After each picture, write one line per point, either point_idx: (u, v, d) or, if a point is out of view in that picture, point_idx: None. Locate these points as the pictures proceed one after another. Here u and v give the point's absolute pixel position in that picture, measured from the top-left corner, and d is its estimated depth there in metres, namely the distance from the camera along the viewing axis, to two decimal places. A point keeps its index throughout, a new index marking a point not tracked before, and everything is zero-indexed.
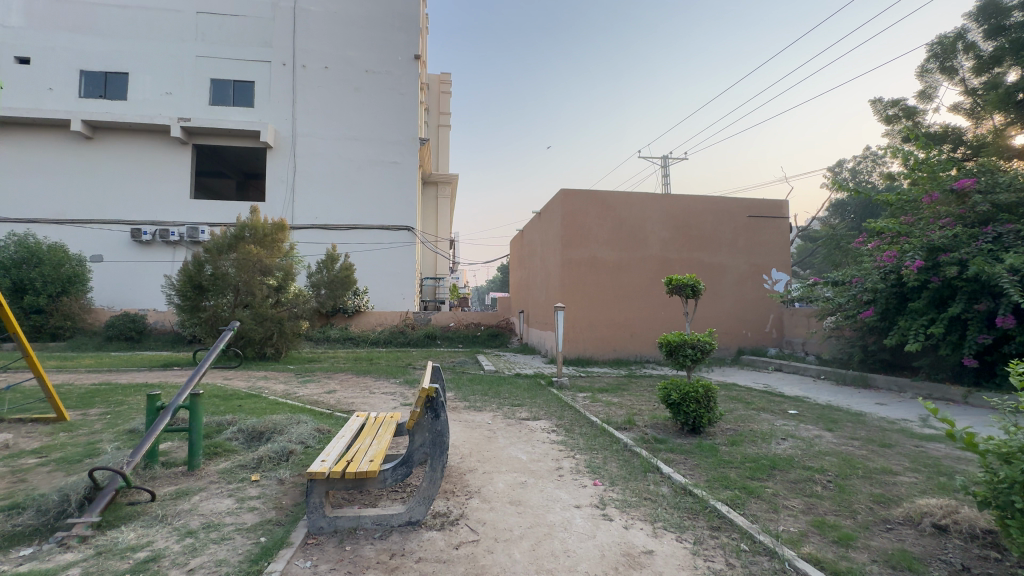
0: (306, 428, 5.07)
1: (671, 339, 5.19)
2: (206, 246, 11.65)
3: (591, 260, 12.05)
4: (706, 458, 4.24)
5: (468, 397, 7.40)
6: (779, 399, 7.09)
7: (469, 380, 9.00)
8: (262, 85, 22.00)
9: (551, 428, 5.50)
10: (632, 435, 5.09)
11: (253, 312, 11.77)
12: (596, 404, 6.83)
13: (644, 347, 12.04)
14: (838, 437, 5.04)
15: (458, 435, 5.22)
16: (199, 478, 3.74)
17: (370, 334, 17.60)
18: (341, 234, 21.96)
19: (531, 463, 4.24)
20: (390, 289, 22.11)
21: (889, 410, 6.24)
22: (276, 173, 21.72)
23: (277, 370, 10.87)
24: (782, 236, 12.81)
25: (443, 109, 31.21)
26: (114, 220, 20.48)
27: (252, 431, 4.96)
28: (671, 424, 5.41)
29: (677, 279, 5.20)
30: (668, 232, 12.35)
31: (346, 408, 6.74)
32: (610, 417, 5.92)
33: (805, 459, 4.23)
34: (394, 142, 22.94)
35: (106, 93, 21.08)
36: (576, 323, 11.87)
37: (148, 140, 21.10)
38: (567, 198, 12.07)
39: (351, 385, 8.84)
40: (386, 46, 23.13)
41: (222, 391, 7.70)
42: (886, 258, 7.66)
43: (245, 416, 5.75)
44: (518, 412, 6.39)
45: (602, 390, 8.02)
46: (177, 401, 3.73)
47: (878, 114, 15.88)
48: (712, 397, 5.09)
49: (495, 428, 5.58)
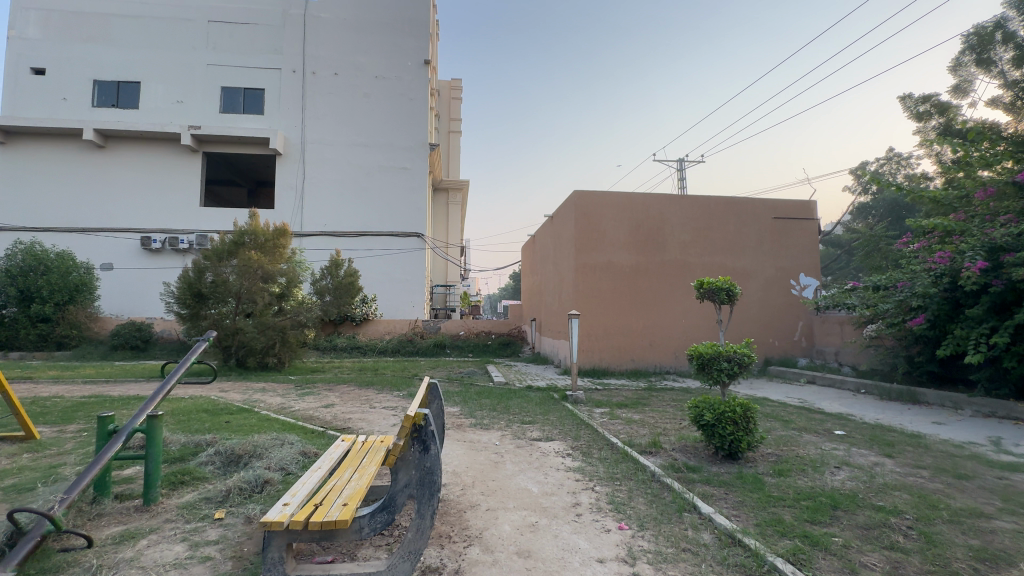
0: (290, 450, 4.51)
1: (703, 353, 4.54)
2: (206, 253, 11.24)
3: (606, 264, 11.43)
4: (751, 493, 3.57)
5: (474, 413, 6.77)
6: (821, 417, 6.36)
7: (477, 393, 8.42)
8: (272, 93, 21.91)
9: (565, 452, 4.86)
10: (659, 461, 4.43)
11: (255, 321, 11.45)
12: (615, 422, 6.16)
13: (664, 357, 11.33)
14: (901, 465, 4.33)
15: (460, 460, 4.60)
16: (154, 516, 3.19)
17: (377, 342, 17.12)
18: (350, 241, 21.64)
19: (543, 497, 3.61)
20: (399, 297, 21.69)
21: (950, 432, 5.49)
22: (285, 179, 21.53)
23: (277, 381, 10.41)
24: (810, 238, 12.04)
25: (454, 115, 30.98)
26: (124, 228, 20.47)
27: (230, 453, 4.42)
28: (703, 448, 4.75)
29: (709, 282, 4.57)
30: (688, 235, 11.68)
31: (340, 426, 6.15)
32: (632, 438, 5.28)
33: (871, 496, 3.53)
34: (404, 147, 22.64)
35: (119, 102, 21.15)
36: (591, 331, 11.22)
37: (158, 149, 21.10)
38: (581, 201, 11.50)
39: (351, 399, 8.30)
40: (395, 52, 22.94)
41: (213, 406, 7.19)
42: (938, 259, 6.93)
43: (229, 435, 5.22)
44: (529, 431, 5.75)
45: (621, 405, 7.35)
46: (132, 423, 3.20)
47: (908, 111, 15.07)
48: (752, 417, 4.41)
49: (503, 450, 4.95)
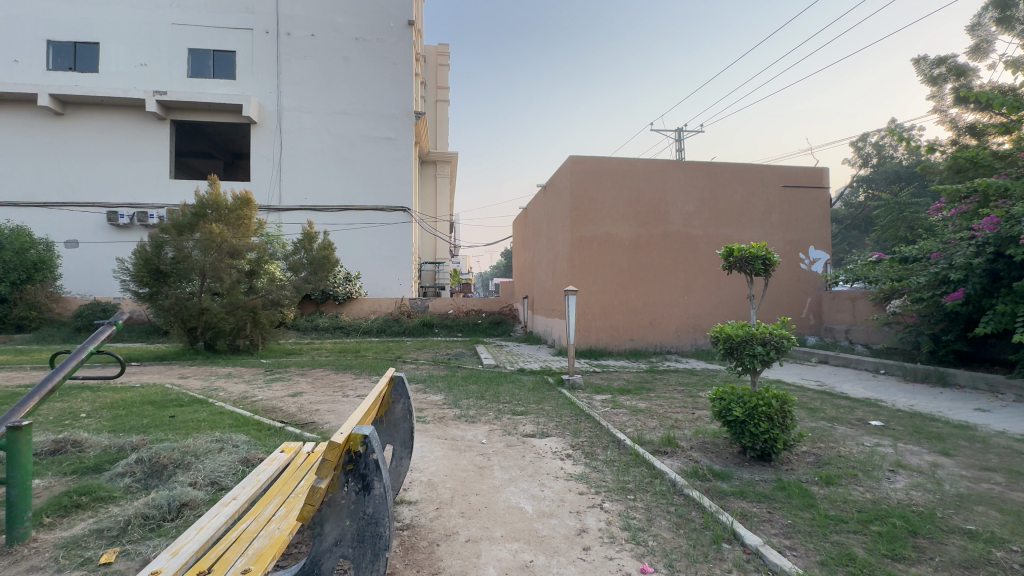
0: (229, 457, 3.68)
1: (732, 337, 3.75)
2: (165, 225, 10.15)
3: (604, 237, 10.57)
4: (802, 513, 2.83)
5: (459, 402, 5.96)
6: (849, 404, 5.66)
7: (464, 377, 7.67)
8: (243, 55, 20.32)
9: (564, 452, 4.08)
10: (677, 465, 3.67)
11: (223, 300, 10.51)
12: (618, 412, 5.42)
13: (665, 336, 10.61)
14: (966, 467, 3.62)
15: (438, 465, 3.80)
16: (14, 565, 2.36)
17: (362, 322, 16.27)
18: (332, 215, 20.52)
19: (540, 520, 2.85)
20: (385, 275, 20.75)
21: (1003, 422, 4.79)
22: (261, 149, 20.20)
23: (246, 365, 9.58)
24: (820, 209, 11.25)
25: (441, 83, 29.42)
26: (89, 202, 19.18)
27: (153, 462, 3.59)
28: (726, 447, 4.01)
29: (739, 249, 3.77)
30: (693, 206, 10.83)
31: (302, 420, 5.30)
32: (642, 433, 4.54)
33: (953, 515, 2.79)
34: (388, 115, 21.31)
35: (76, 65, 19.51)
36: (588, 309, 10.44)
37: (123, 117, 19.63)
38: (577, 167, 10.55)
39: (323, 385, 7.48)
40: (377, 12, 21.39)
41: (162, 397, 6.31)
42: (985, 226, 6.20)
43: (162, 435, 4.38)
44: (521, 424, 4.96)
45: (623, 390, 6.59)
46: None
47: (922, 75, 14.05)
48: (789, 411, 3.67)
49: (490, 451, 4.16)
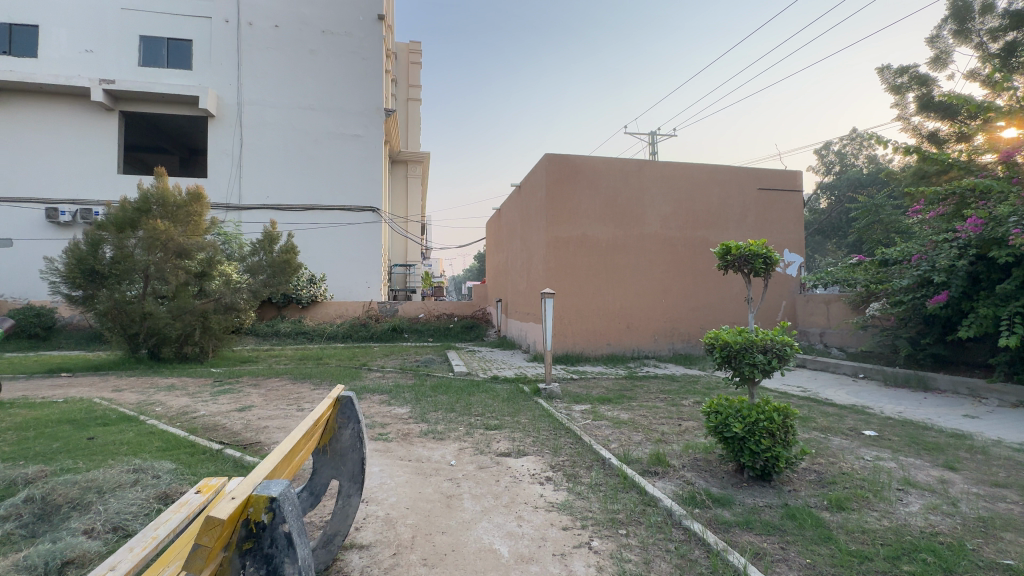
0: (143, 492, 3.05)
1: (729, 344, 3.36)
2: (102, 222, 9.20)
3: (581, 238, 10.22)
4: (821, 550, 2.44)
5: (427, 416, 5.41)
6: (837, 412, 5.43)
7: (434, 387, 7.11)
8: (201, 45, 19.20)
9: (544, 475, 3.61)
10: (671, 490, 3.27)
11: (170, 304, 9.64)
12: (600, 425, 5.01)
13: (643, 340, 10.32)
14: (977, 484, 3.34)
15: (399, 496, 3.27)
16: None
17: (326, 327, 15.45)
18: (296, 215, 19.56)
19: (518, 567, 2.37)
20: (353, 278, 19.92)
21: (994, 430, 4.63)
22: (219, 145, 19.11)
23: (194, 375, 8.76)
24: (795, 212, 11.19)
25: (413, 81, 28.76)
26: (26, 198, 17.66)
27: (44, 501, 2.92)
28: (722, 465, 3.64)
29: (737, 248, 3.42)
30: (670, 207, 10.61)
31: (246, 441, 4.65)
32: (628, 450, 4.12)
33: (985, 547, 2.47)
34: (357, 112, 20.51)
35: (13, 49, 17.99)
36: (564, 313, 10.05)
37: (67, 107, 18.19)
38: (553, 166, 10.18)
39: (277, 397, 6.79)
40: (345, 5, 20.61)
41: (85, 415, 5.50)
42: (968, 228, 6.12)
43: (69, 464, 3.69)
44: (495, 442, 4.47)
45: (603, 400, 6.19)
46: None
47: (885, 84, 13.59)
48: (791, 426, 3.33)
49: (460, 475, 3.65)
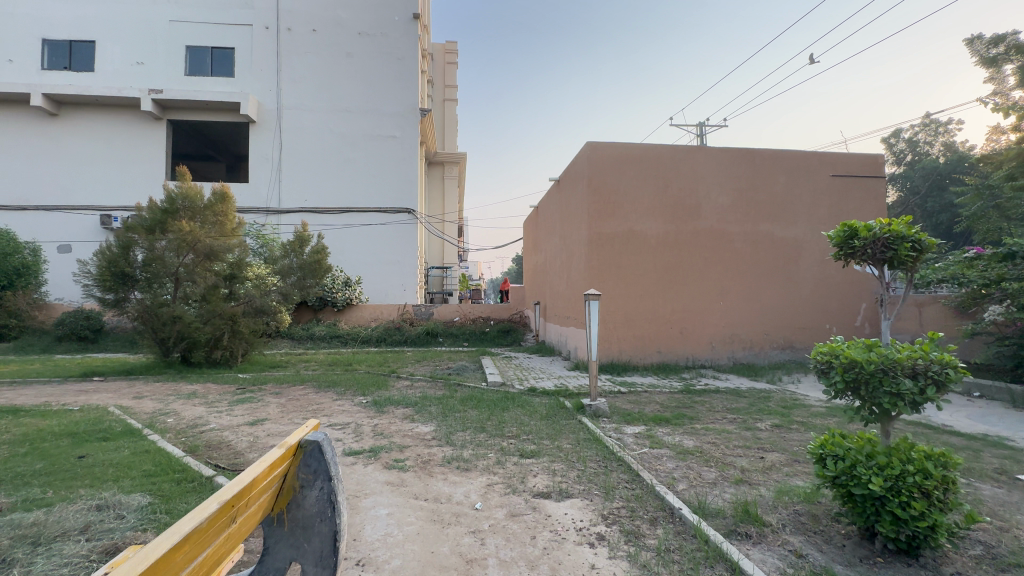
0: (89, 545, 2.42)
1: (859, 364, 2.40)
2: (133, 224, 9.10)
3: (627, 234, 9.26)
4: None
5: (453, 438, 4.65)
6: (966, 445, 4.26)
7: (464, 400, 6.37)
8: (242, 52, 19.50)
9: (594, 532, 2.75)
10: (777, 567, 2.33)
11: (201, 307, 9.40)
12: (661, 455, 4.08)
13: (699, 347, 9.23)
14: None
15: (406, 557, 2.51)
16: None
17: (361, 331, 15.11)
18: (332, 218, 19.48)
19: None
20: (389, 281, 19.65)
21: None
22: (259, 149, 19.31)
23: (219, 381, 8.43)
24: (877, 202, 9.74)
25: (449, 81, 28.53)
26: (83, 205, 18.43)
27: None
28: (844, 529, 2.66)
29: (868, 230, 2.53)
30: (729, 198, 9.46)
31: (246, 463, 4.04)
32: (705, 496, 3.17)
33: None
34: (393, 113, 20.26)
35: (72, 64, 18.85)
36: (609, 316, 9.12)
37: (120, 117, 18.88)
38: (596, 155, 9.27)
39: (295, 409, 6.23)
40: (381, 7, 20.45)
41: (88, 428, 5.08)
42: None
43: (31, 496, 3.13)
44: (532, 477, 3.63)
45: (660, 421, 5.23)
46: None
47: (973, 56, 10.93)
48: (955, 482, 2.33)
49: (486, 526, 2.85)
